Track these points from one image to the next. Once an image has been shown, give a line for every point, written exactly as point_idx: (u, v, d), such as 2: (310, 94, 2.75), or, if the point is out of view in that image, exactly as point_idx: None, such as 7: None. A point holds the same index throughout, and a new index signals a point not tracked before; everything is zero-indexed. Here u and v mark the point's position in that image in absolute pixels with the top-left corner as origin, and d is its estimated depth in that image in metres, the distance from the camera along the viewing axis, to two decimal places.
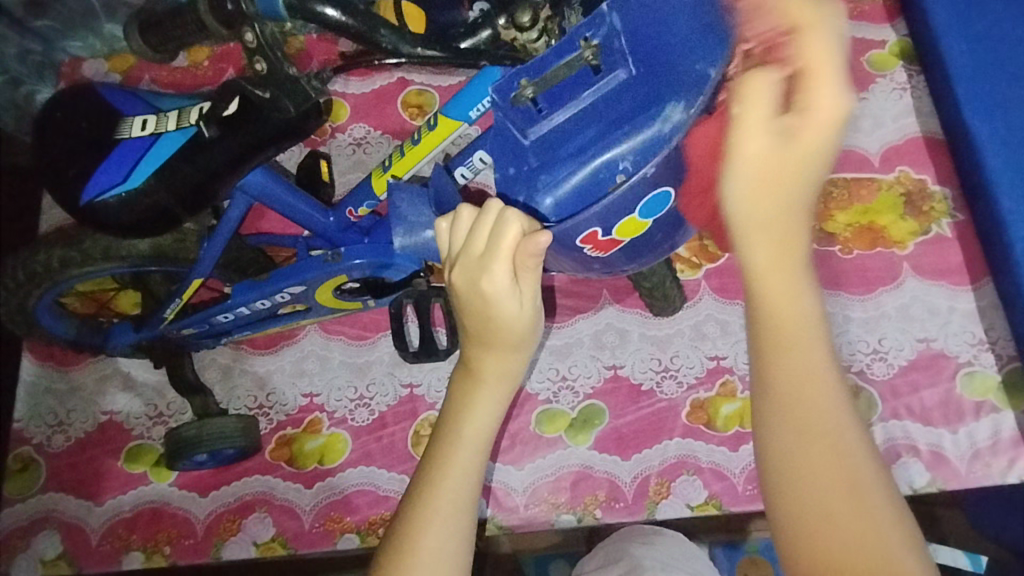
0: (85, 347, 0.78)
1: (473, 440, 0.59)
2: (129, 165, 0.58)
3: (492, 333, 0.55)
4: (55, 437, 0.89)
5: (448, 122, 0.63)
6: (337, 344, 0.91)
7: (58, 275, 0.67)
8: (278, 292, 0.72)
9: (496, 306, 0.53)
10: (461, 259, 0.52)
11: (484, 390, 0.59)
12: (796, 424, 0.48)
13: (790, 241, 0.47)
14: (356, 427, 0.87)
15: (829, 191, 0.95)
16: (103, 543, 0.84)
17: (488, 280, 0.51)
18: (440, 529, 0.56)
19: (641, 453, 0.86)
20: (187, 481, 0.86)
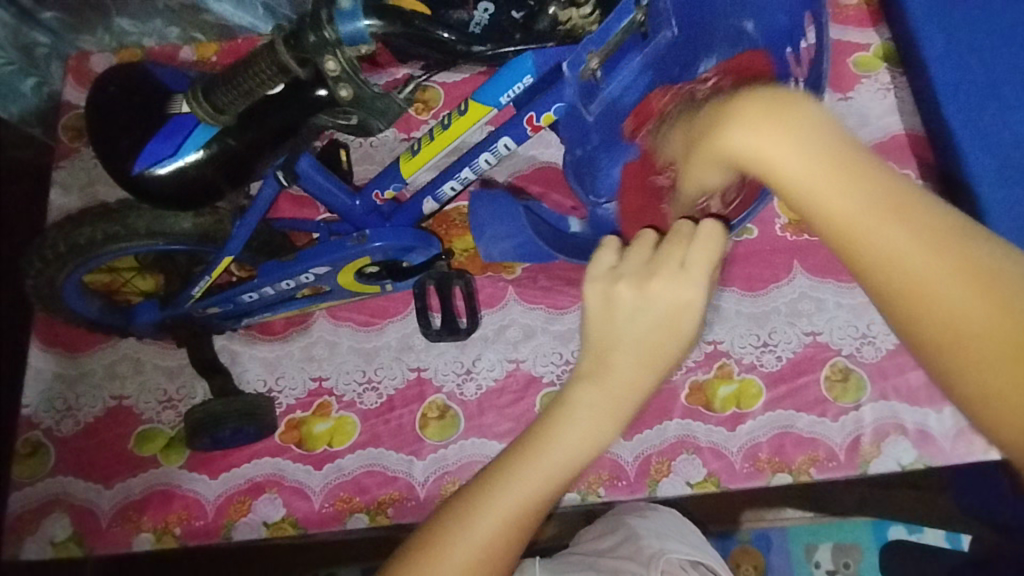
0: (107, 326, 0.80)
1: (543, 472, 0.53)
2: (180, 139, 0.60)
3: (655, 346, 0.53)
4: (64, 421, 0.89)
5: (480, 107, 0.65)
6: (346, 330, 0.93)
7: (92, 248, 0.69)
8: (302, 273, 0.75)
9: (633, 322, 0.53)
10: (629, 273, 0.54)
11: (569, 427, 0.53)
12: (913, 294, 0.39)
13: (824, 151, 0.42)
14: (365, 410, 0.89)
15: None
16: (113, 525, 0.85)
17: (688, 284, 0.52)
18: (477, 534, 0.52)
19: (642, 433, 0.89)
20: (197, 463, 0.87)
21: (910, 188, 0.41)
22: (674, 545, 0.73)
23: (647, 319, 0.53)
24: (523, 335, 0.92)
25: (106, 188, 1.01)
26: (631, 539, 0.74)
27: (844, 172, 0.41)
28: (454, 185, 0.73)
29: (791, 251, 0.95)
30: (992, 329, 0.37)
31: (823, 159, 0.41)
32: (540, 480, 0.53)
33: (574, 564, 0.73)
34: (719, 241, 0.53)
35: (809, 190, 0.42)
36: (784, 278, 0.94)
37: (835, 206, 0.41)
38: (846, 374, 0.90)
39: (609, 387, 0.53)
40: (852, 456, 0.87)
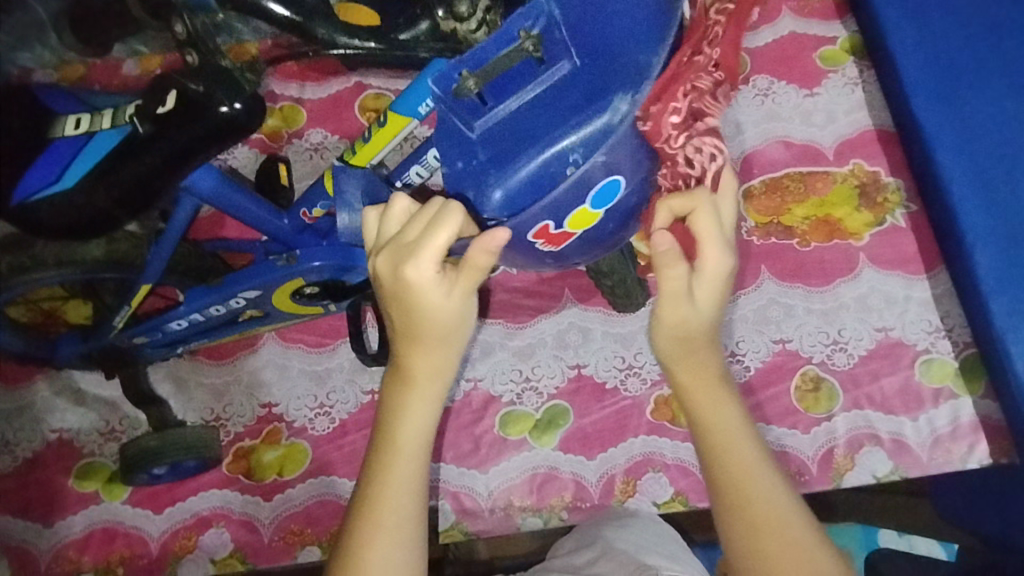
0: (32, 359, 0.75)
1: (411, 449, 0.59)
2: (63, 165, 0.56)
3: (430, 322, 0.55)
4: (1, 458, 0.85)
5: (397, 117, 0.62)
6: (296, 352, 0.89)
7: (6, 280, 0.66)
8: (233, 297, 0.71)
9: (422, 297, 0.53)
10: (392, 245, 0.54)
11: (416, 393, 0.59)
12: (742, 484, 0.61)
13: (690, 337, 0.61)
14: (317, 436, 0.86)
15: (784, 185, 0.96)
16: (53, 567, 0.81)
17: (414, 267, 0.52)
18: (384, 536, 0.57)
19: (605, 452, 0.85)
20: (140, 498, 0.83)
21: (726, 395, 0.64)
22: (657, 559, 0.71)
23: (411, 317, 0.55)
24: (481, 352, 0.89)
25: None
26: (609, 553, 0.71)
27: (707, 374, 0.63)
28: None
29: (758, 255, 0.92)
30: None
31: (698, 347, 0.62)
32: (400, 475, 0.59)
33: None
34: (437, 229, 0.51)
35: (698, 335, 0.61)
36: (750, 285, 0.91)
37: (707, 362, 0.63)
38: (817, 384, 0.86)
39: (420, 369, 0.57)
40: (824, 469, 0.83)
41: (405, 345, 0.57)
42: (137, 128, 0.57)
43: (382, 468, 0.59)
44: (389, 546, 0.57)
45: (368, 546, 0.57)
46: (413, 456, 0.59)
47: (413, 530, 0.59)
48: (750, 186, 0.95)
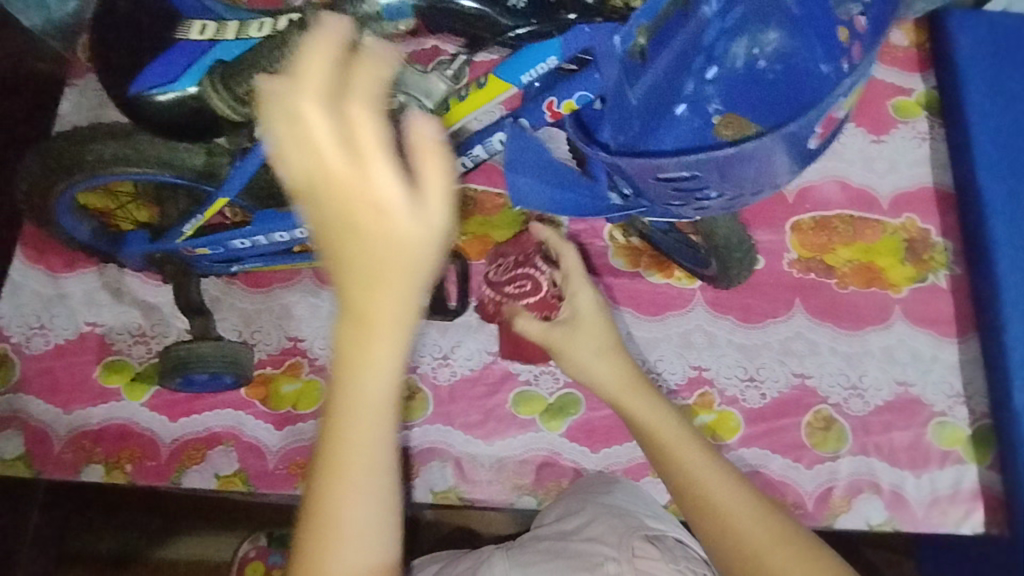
0: (97, 251, 0.78)
1: (379, 408, 0.46)
2: (184, 66, 0.58)
3: (358, 228, 0.35)
4: (34, 339, 0.88)
5: (501, 84, 0.62)
6: (329, 295, 0.91)
7: (94, 166, 0.67)
8: (298, 227, 0.73)
9: (385, 204, 0.35)
10: (291, 96, 0.34)
11: (379, 340, 0.40)
12: (675, 454, 0.70)
13: (365, 319, 0.40)
14: (335, 378, 0.88)
15: (834, 225, 0.96)
16: (67, 452, 0.84)
17: (336, 120, 0.34)
18: (348, 505, 0.49)
19: (609, 448, 0.86)
20: (159, 403, 0.86)
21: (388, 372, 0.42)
22: (648, 518, 0.71)
23: (341, 216, 0.35)
24: None
25: (114, 112, 1.00)
26: (598, 515, 0.71)
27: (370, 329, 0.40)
28: (462, 161, 0.71)
29: (795, 288, 0.93)
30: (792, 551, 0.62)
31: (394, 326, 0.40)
32: (366, 432, 0.46)
33: (543, 554, 0.67)
34: (310, 65, 0.34)
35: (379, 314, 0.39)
36: (782, 315, 0.91)
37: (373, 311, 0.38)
38: (828, 424, 0.87)
39: (370, 314, 0.39)
40: (820, 507, 0.84)
41: (346, 272, 0.37)
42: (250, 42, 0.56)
43: (339, 419, 0.46)
44: (357, 505, 0.49)
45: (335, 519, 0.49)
46: (378, 416, 0.46)
47: (388, 483, 0.50)
48: (800, 220, 0.96)
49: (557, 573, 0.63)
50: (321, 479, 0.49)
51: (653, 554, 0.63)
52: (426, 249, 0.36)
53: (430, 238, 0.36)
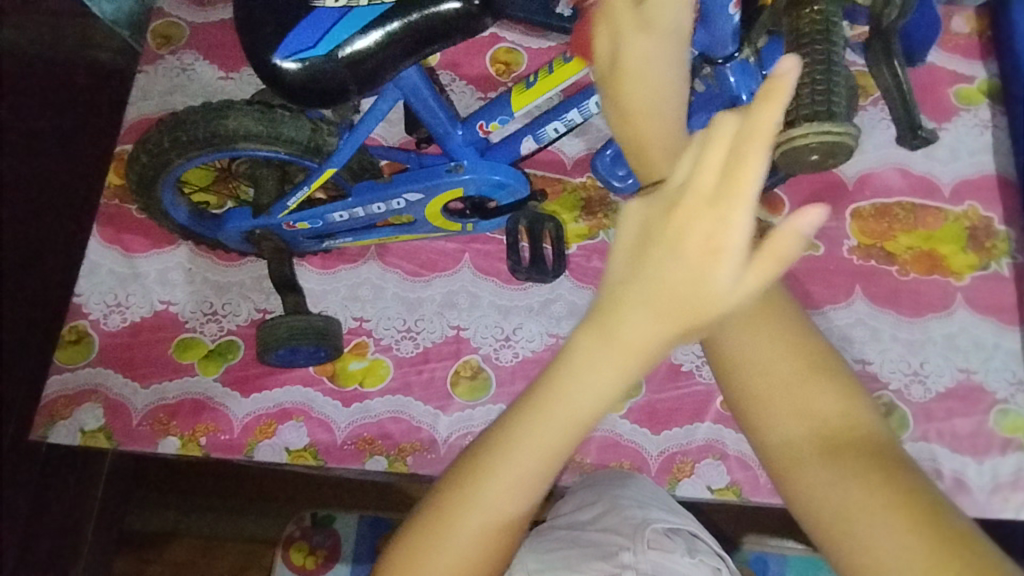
0: (198, 234, 0.80)
1: (569, 426, 0.36)
2: (321, 33, 0.58)
3: (656, 263, 0.31)
4: (111, 316, 0.92)
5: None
6: (393, 277, 0.93)
7: (225, 140, 0.67)
8: (396, 198, 0.74)
9: (711, 258, 0.30)
10: (677, 192, 0.31)
11: (608, 368, 0.34)
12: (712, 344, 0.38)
13: (624, 354, 0.33)
14: (400, 357, 0.90)
15: (894, 212, 0.96)
16: (144, 424, 0.87)
17: (715, 214, 0.29)
18: (480, 513, 0.38)
19: (670, 430, 0.87)
20: (231, 379, 0.89)
21: (603, 391, 0.34)
22: (661, 512, 0.70)
23: (688, 274, 0.31)
24: (568, 312, 0.92)
25: (182, 99, 1.04)
26: (616, 508, 0.70)
27: (631, 349, 0.33)
28: (556, 127, 0.74)
29: (854, 274, 0.93)
30: (924, 541, 0.32)
31: (654, 304, 0.32)
32: (540, 444, 0.36)
33: (559, 542, 0.67)
34: (754, 163, 0.28)
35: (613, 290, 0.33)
36: (841, 301, 0.92)
37: (644, 345, 0.33)
38: (889, 409, 0.87)
39: (619, 343, 0.33)
40: None
41: (640, 296, 0.32)
42: (397, 13, 0.58)
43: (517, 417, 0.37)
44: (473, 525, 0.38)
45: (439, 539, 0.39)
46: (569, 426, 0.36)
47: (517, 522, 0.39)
48: (859, 207, 0.96)
49: (575, 559, 0.63)
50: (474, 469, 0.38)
51: (668, 547, 0.62)
52: (725, 311, 0.31)
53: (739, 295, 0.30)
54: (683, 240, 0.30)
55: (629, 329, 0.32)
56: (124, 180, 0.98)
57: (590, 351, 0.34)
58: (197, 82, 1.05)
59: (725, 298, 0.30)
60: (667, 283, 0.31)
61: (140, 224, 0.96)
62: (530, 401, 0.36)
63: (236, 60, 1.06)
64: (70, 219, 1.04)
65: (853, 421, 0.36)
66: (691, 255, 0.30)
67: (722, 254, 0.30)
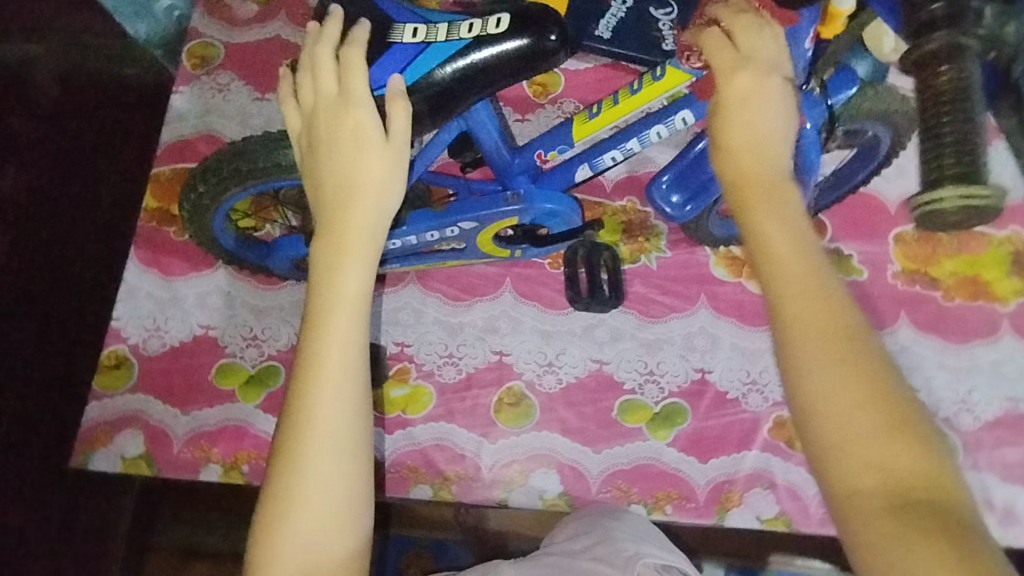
0: (247, 259, 0.80)
1: (341, 370, 0.51)
2: (397, 70, 0.57)
3: (347, 206, 0.53)
4: (151, 341, 0.91)
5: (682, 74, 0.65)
6: (434, 301, 0.92)
7: (284, 170, 0.64)
8: (451, 226, 0.73)
9: (361, 176, 0.53)
10: (352, 148, 0.53)
11: (341, 309, 0.52)
12: (790, 338, 0.47)
13: (353, 289, 0.52)
14: (443, 384, 0.89)
15: (938, 236, 0.95)
16: (185, 452, 0.86)
17: (375, 158, 0.53)
18: (329, 449, 0.50)
19: (717, 458, 0.86)
20: (273, 406, 0.88)
21: (344, 332, 0.51)
22: (654, 549, 0.68)
23: (341, 190, 0.53)
24: (612, 337, 0.91)
25: (218, 120, 1.03)
26: (607, 540, 0.69)
27: (346, 282, 0.52)
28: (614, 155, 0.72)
29: (899, 300, 0.92)
30: (944, 553, 0.41)
31: (324, 225, 0.53)
32: (323, 408, 0.50)
33: (546, 567, 0.65)
34: (373, 158, 0.53)
35: (333, 238, 0.53)
36: (887, 327, 0.91)
37: (355, 276, 0.52)
38: None
39: (343, 286, 0.52)
40: None
41: (352, 237, 0.53)
42: (474, 49, 0.57)
43: (311, 357, 0.51)
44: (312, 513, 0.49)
45: (306, 483, 0.49)
46: (343, 386, 0.51)
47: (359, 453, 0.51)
48: (903, 231, 0.95)
49: None
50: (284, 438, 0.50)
51: None
52: (377, 235, 0.54)
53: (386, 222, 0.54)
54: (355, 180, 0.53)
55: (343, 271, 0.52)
56: (161, 203, 0.98)
57: (328, 291, 0.52)
58: (233, 102, 1.04)
59: (377, 233, 0.54)
60: (345, 214, 0.53)
61: (179, 247, 0.96)
62: (313, 343, 0.51)
63: (272, 80, 1.05)
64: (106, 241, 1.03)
65: (926, 465, 0.44)
66: (358, 183, 0.53)
67: (368, 172, 0.53)
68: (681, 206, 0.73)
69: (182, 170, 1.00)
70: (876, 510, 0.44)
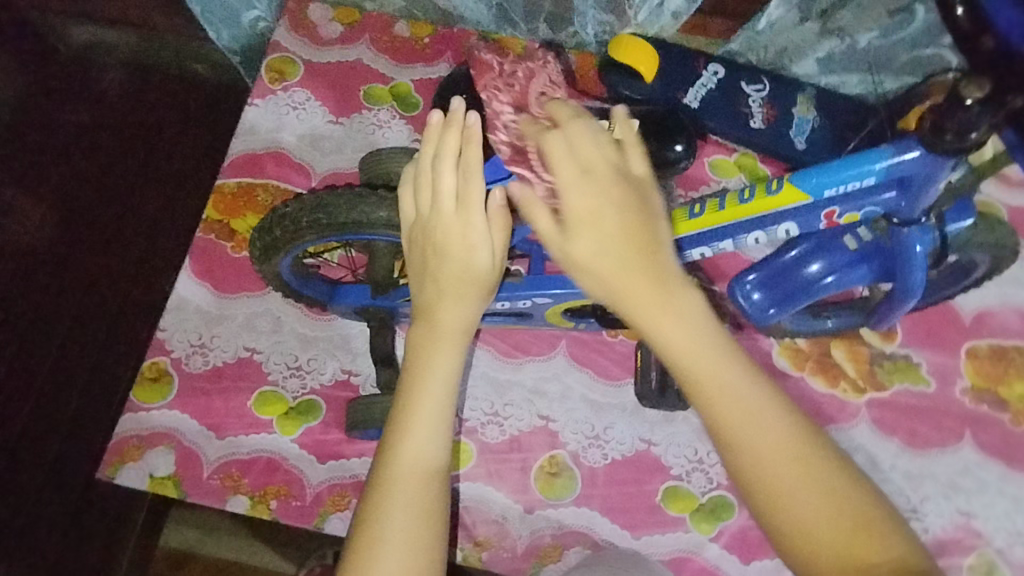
0: (309, 296, 0.79)
1: (435, 416, 0.56)
2: (519, 162, 0.60)
3: (455, 275, 0.57)
4: (194, 357, 0.89)
5: (795, 192, 0.59)
6: (485, 355, 0.90)
7: (365, 225, 0.65)
8: (525, 298, 0.72)
9: (465, 249, 0.57)
10: (443, 212, 0.57)
11: (439, 356, 0.57)
12: (733, 413, 0.47)
13: (435, 342, 0.57)
14: (484, 443, 0.86)
15: (1011, 355, 0.91)
16: (214, 478, 0.84)
17: (474, 225, 0.57)
18: (411, 486, 0.54)
19: (760, 561, 0.82)
20: (309, 442, 0.86)
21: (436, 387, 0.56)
22: None
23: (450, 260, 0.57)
24: (663, 417, 0.88)
25: (289, 138, 1.02)
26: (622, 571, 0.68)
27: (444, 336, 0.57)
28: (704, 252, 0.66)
29: (965, 418, 0.88)
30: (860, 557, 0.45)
31: (426, 292, 0.58)
32: (418, 473, 0.54)
33: None
34: (476, 223, 0.56)
35: (431, 299, 0.58)
36: (949, 445, 0.87)
37: (454, 335, 0.58)
38: (991, 570, 0.82)
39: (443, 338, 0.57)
40: None
41: (448, 300, 0.57)
42: None
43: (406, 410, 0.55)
44: (416, 517, 0.53)
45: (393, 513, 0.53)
46: (435, 431, 0.55)
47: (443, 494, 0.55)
48: (975, 345, 0.92)
49: None
50: (393, 446, 0.55)
51: None
52: (481, 298, 0.59)
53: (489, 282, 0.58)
54: (456, 243, 0.57)
55: (433, 341, 0.57)
56: (222, 216, 0.97)
57: (424, 353, 0.57)
58: (306, 122, 1.03)
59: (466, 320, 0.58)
60: (445, 277, 0.57)
61: (235, 263, 0.94)
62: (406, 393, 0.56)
63: (347, 105, 1.04)
64: (154, 239, 1.02)
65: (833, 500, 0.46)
66: (455, 252, 0.57)
67: (471, 247, 0.57)
68: (763, 308, 0.71)
69: (246, 184, 0.99)
70: (824, 552, 0.45)
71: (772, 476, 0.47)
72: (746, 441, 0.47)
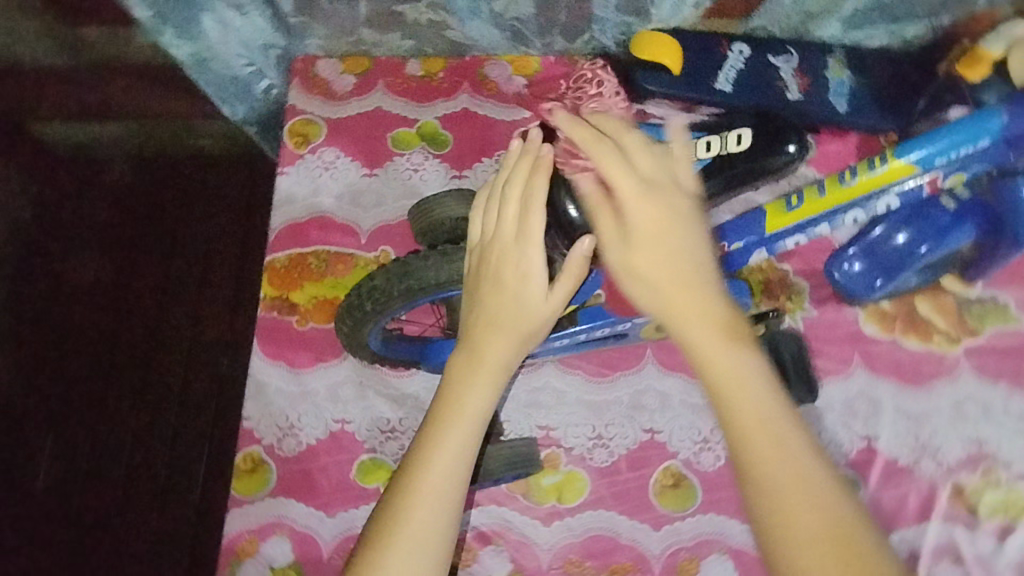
0: (402, 359, 0.79)
1: (466, 424, 0.62)
2: (649, 194, 0.62)
3: (503, 302, 0.65)
4: (286, 440, 0.88)
5: (903, 166, 0.67)
6: (576, 379, 0.88)
7: (455, 281, 0.67)
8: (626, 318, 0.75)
9: (520, 282, 0.65)
10: (502, 245, 0.65)
11: (480, 380, 0.64)
12: (740, 408, 0.56)
13: (476, 367, 0.64)
14: (596, 468, 0.85)
15: None
16: (335, 558, 0.82)
17: (530, 261, 0.64)
18: (434, 499, 0.59)
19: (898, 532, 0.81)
20: None
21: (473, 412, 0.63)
22: None
23: (502, 292, 0.65)
24: None
25: (327, 200, 1.00)
26: None
27: (490, 366, 0.64)
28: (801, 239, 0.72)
29: None
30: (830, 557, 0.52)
31: (476, 324, 0.66)
32: (438, 483, 0.59)
33: None
34: (533, 256, 0.64)
35: (481, 324, 0.66)
36: None
37: (492, 367, 0.64)
38: None
39: (487, 363, 0.64)
40: None
41: (493, 331, 0.65)
42: None
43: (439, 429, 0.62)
44: (436, 515, 0.59)
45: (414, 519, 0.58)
46: (463, 450, 0.61)
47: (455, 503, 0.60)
48: None
49: None
50: (420, 458, 0.61)
51: None
52: (533, 327, 0.66)
53: (543, 314, 0.65)
54: (510, 274, 0.64)
55: (479, 363, 0.65)
56: (279, 291, 0.95)
57: (466, 377, 0.64)
58: (341, 180, 1.01)
59: (508, 355, 0.65)
60: (494, 309, 0.65)
61: (304, 337, 0.93)
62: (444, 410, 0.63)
63: (377, 155, 1.03)
64: None
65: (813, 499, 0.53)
66: (507, 283, 0.65)
67: (524, 282, 0.65)
68: None
69: (297, 255, 0.97)
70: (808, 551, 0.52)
71: (766, 469, 0.54)
72: (749, 443, 0.55)
